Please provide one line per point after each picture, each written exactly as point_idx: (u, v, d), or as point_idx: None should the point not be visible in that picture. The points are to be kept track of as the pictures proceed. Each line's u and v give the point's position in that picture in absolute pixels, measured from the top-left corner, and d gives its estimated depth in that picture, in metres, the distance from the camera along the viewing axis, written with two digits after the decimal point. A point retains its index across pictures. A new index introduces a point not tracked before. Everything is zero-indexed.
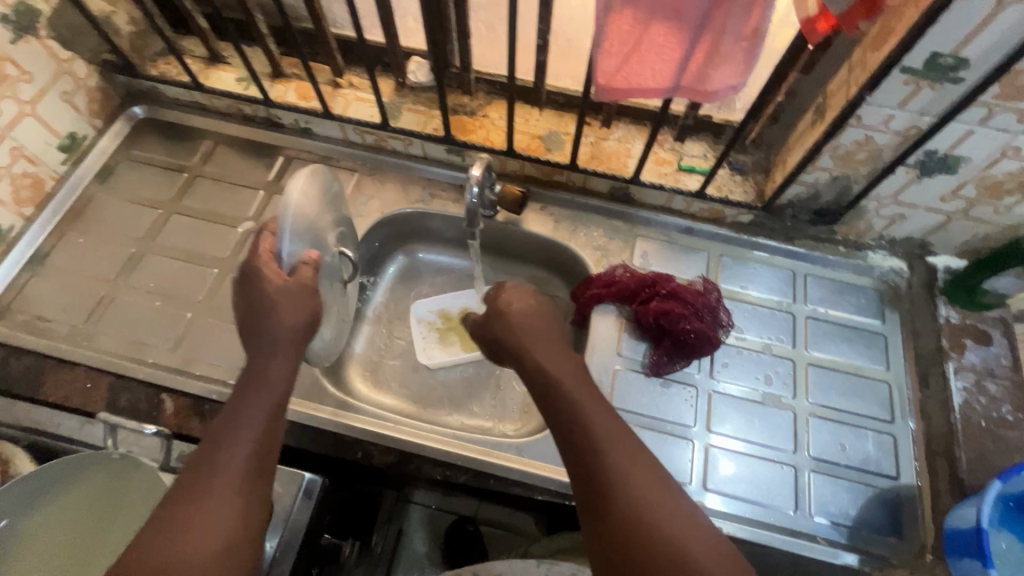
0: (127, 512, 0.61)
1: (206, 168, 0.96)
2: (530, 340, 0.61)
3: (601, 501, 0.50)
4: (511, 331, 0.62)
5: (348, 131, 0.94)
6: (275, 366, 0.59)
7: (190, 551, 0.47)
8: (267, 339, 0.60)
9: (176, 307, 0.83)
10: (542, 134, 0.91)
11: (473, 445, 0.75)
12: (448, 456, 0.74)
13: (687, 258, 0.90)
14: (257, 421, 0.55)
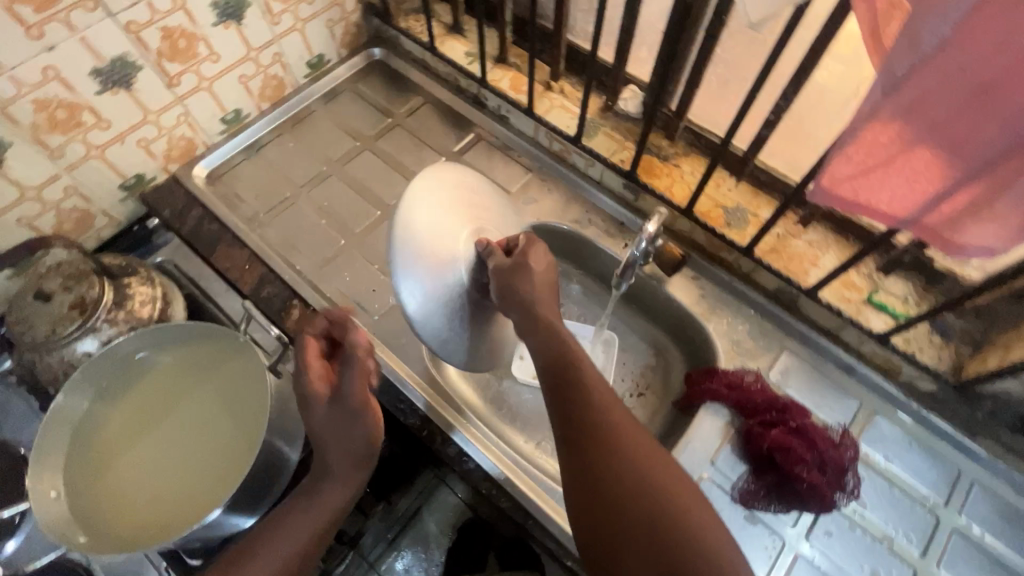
0: (222, 393, 0.71)
1: (408, 120, 1.03)
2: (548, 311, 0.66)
3: (591, 446, 0.56)
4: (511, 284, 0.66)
5: (540, 132, 0.96)
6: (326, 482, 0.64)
7: None
8: (334, 444, 0.64)
9: (335, 230, 0.91)
10: (727, 206, 0.84)
11: (527, 478, 0.72)
12: (500, 476, 0.72)
13: (832, 396, 0.78)
14: (316, 518, 0.62)
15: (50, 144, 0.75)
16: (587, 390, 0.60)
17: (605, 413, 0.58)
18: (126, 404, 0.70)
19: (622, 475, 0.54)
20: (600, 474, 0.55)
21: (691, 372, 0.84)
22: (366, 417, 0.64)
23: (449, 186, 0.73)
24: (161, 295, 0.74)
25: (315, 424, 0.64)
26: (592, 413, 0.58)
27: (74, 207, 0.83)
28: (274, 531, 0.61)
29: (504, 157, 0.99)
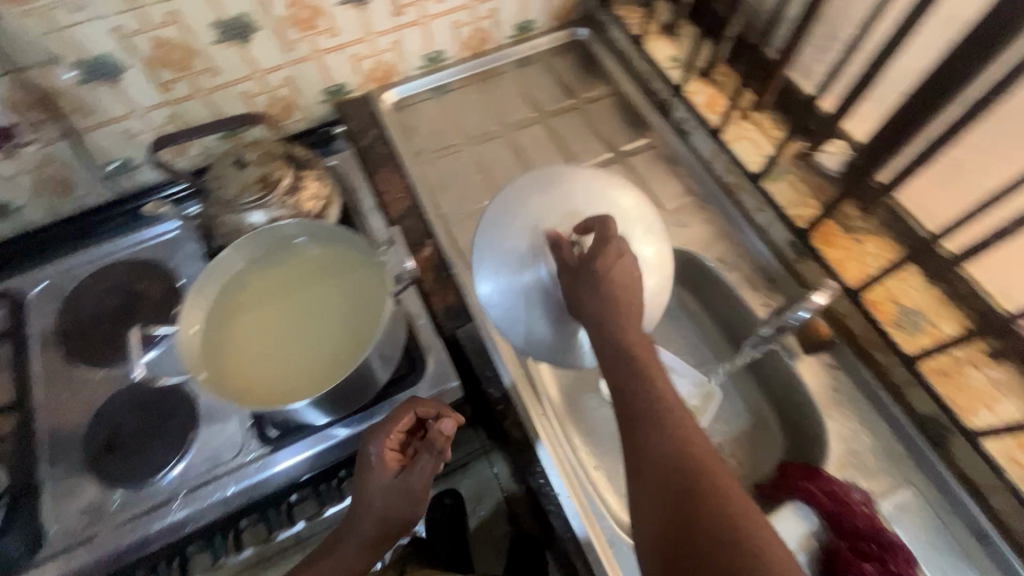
0: (343, 293, 0.75)
1: (587, 107, 1.02)
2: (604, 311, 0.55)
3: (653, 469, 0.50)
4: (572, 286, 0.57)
5: (718, 159, 0.90)
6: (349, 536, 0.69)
7: None
8: (373, 521, 0.68)
9: (485, 189, 0.93)
10: (903, 305, 0.75)
11: (581, 493, 0.70)
12: (556, 478, 0.71)
13: (949, 558, 0.67)
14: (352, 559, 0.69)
15: (287, 36, 0.84)
16: (660, 408, 0.52)
17: (655, 425, 0.51)
18: (266, 278, 0.77)
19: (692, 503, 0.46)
20: (668, 502, 0.47)
21: (789, 463, 0.76)
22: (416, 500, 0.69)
23: (526, 188, 0.64)
24: (325, 196, 0.82)
25: (360, 496, 0.68)
26: (658, 433, 0.51)
27: (284, 96, 0.93)
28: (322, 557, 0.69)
29: (670, 172, 0.94)
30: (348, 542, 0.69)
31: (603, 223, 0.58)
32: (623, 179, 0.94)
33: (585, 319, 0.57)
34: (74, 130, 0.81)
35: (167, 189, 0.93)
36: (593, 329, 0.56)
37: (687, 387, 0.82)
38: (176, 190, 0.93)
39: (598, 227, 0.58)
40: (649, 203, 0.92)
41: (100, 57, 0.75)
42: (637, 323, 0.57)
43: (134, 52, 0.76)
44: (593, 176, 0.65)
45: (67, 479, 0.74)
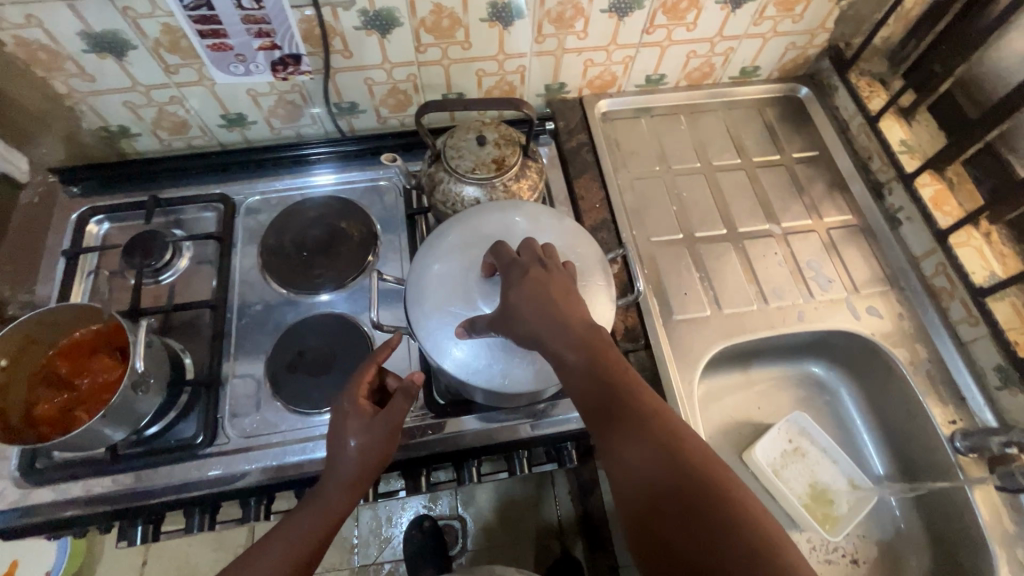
0: None
1: (794, 166, 1.00)
2: (553, 300, 0.56)
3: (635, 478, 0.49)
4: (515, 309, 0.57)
5: (932, 259, 0.86)
6: (329, 488, 0.61)
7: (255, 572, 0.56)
8: (353, 463, 0.61)
9: (679, 222, 0.93)
10: None
11: None
12: None
13: None
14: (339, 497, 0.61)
15: (544, 29, 0.86)
16: (619, 396, 0.52)
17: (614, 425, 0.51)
18: None
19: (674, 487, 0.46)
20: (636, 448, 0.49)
21: None
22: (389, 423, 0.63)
23: (461, 236, 0.70)
24: (539, 192, 0.83)
25: (337, 445, 0.62)
26: (624, 418, 0.51)
27: (511, 82, 0.96)
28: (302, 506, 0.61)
29: (871, 258, 0.91)
30: (328, 490, 0.61)
31: (564, 265, 0.63)
32: (820, 251, 0.91)
33: (552, 298, 0.57)
34: (330, 69, 0.86)
35: (312, 149, 0.97)
36: (545, 334, 0.55)
37: (839, 478, 0.83)
38: (321, 152, 0.97)
39: (542, 250, 0.63)
40: (842, 282, 0.89)
41: (384, 10, 0.78)
42: (584, 326, 0.55)
43: (413, 12, 0.79)
44: (504, 212, 0.72)
45: (248, 384, 0.80)
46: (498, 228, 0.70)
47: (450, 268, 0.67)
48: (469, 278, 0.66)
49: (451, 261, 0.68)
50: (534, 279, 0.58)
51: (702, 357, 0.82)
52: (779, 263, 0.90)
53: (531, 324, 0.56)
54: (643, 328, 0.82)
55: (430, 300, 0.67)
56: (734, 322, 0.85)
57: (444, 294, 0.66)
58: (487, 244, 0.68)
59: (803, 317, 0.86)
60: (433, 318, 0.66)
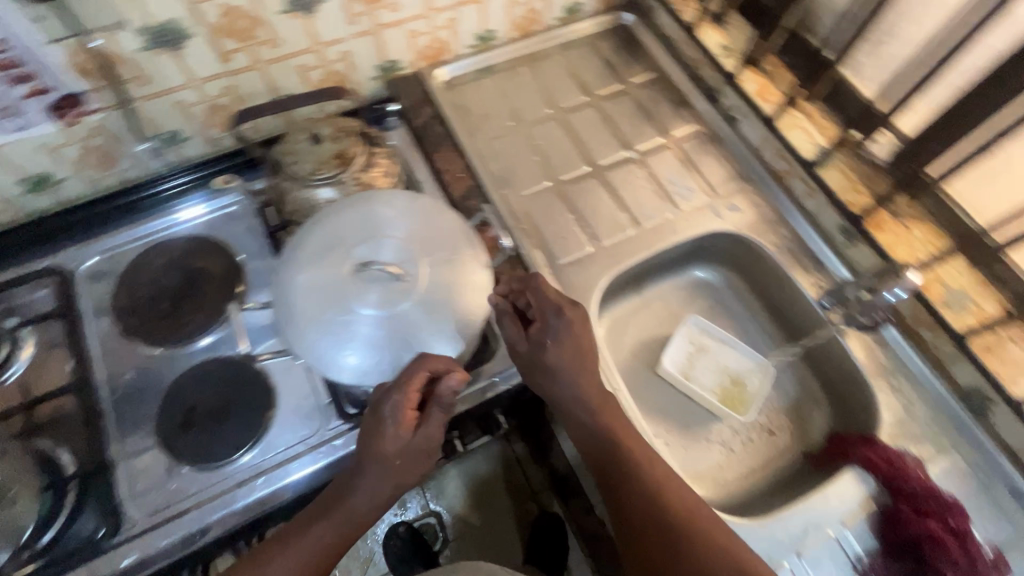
0: None
1: (636, 92, 1.04)
2: (580, 351, 0.70)
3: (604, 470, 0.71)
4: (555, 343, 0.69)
5: (769, 147, 0.94)
6: (353, 500, 0.65)
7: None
8: (388, 477, 0.64)
9: (543, 170, 0.94)
10: (952, 289, 0.81)
11: None
12: None
13: (989, 514, 0.73)
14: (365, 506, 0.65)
15: (352, 9, 0.82)
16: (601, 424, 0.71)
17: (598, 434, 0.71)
18: None
19: (630, 488, 0.68)
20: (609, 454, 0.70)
21: (844, 435, 0.81)
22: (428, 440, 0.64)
23: (314, 242, 0.66)
24: (395, 176, 0.81)
25: (374, 455, 0.63)
26: (599, 438, 0.71)
27: (339, 71, 0.91)
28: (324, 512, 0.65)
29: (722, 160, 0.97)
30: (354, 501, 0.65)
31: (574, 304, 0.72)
32: (677, 164, 0.96)
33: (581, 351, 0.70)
34: (129, 99, 0.77)
35: (166, 183, 0.89)
36: (572, 382, 0.69)
37: (748, 363, 0.89)
38: (180, 184, 0.90)
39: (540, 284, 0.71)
40: (702, 188, 0.94)
41: (167, 24, 0.71)
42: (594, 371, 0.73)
43: (201, 19, 0.73)
44: (346, 203, 0.68)
45: (141, 457, 0.73)
46: (344, 220, 0.66)
47: (323, 279, 0.64)
48: (345, 280, 0.63)
49: (315, 270, 0.64)
50: (566, 331, 0.69)
51: (595, 291, 0.85)
52: (642, 185, 0.94)
53: (557, 381, 0.70)
54: (532, 280, 0.84)
55: (319, 317, 0.63)
56: (616, 251, 0.88)
57: (331, 306, 0.63)
58: (345, 239, 0.65)
59: (675, 228, 0.91)
60: (332, 332, 0.63)
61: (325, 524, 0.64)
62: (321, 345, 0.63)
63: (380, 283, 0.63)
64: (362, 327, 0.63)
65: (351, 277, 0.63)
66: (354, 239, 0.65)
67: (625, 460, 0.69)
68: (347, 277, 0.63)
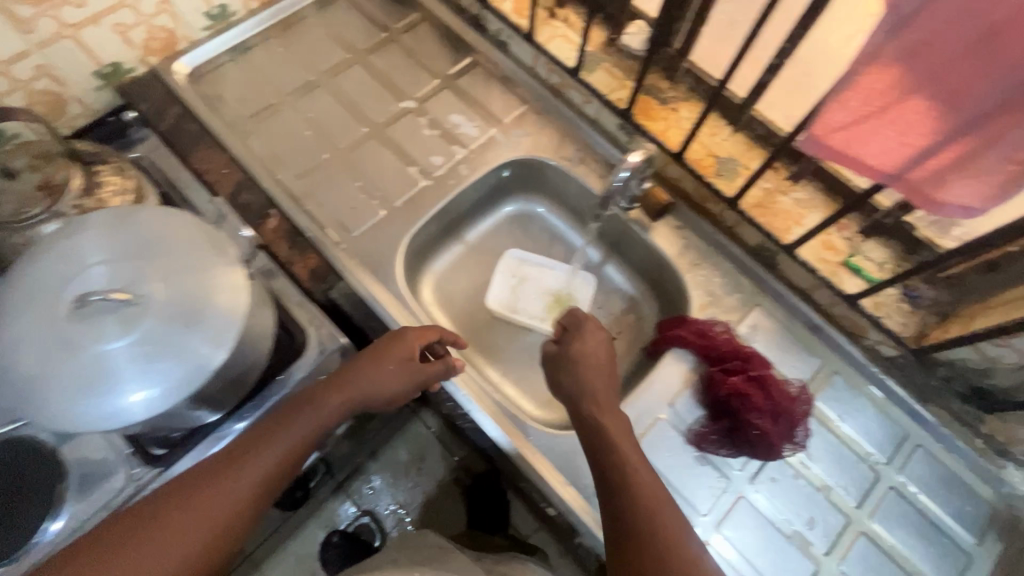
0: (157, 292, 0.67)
1: (403, 37, 0.98)
2: (589, 352, 0.73)
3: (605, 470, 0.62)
4: (578, 336, 0.75)
5: (540, 63, 0.92)
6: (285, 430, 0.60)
7: (194, 515, 0.54)
8: (353, 399, 0.64)
9: (319, 144, 0.88)
10: (720, 156, 0.83)
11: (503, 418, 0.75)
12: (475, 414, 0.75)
13: (795, 353, 0.80)
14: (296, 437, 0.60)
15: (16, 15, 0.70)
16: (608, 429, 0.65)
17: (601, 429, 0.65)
18: None
19: (631, 497, 0.59)
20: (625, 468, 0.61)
21: (676, 318, 0.81)
22: (402, 372, 0.67)
23: (19, 297, 0.57)
24: (133, 192, 0.73)
25: (342, 381, 0.65)
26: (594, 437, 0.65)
27: (45, 90, 0.79)
28: (256, 442, 0.59)
29: (502, 88, 0.95)
30: (299, 422, 0.61)
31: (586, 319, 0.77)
32: (458, 103, 0.93)
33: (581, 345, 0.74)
34: None
35: None
36: (586, 378, 0.70)
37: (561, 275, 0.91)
38: None
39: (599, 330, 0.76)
40: (487, 121, 0.92)
41: None
42: (602, 360, 0.73)
43: None
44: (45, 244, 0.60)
45: None
46: (46, 262, 0.58)
47: (43, 331, 0.55)
48: (68, 325, 0.55)
49: (28, 326, 0.55)
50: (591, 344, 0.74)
51: (399, 253, 0.82)
52: (426, 134, 0.91)
53: (573, 376, 0.71)
54: (328, 261, 0.80)
55: (52, 372, 0.54)
56: (413, 207, 0.85)
57: (62, 356, 0.55)
58: (53, 281, 0.57)
59: (468, 169, 0.89)
60: (76, 384, 0.55)
61: (282, 429, 0.60)
62: (58, 404, 0.54)
63: (109, 313, 0.56)
64: (103, 365, 0.55)
65: (73, 319, 0.55)
66: (64, 278, 0.57)
67: (610, 456, 0.63)
68: (69, 321, 0.55)
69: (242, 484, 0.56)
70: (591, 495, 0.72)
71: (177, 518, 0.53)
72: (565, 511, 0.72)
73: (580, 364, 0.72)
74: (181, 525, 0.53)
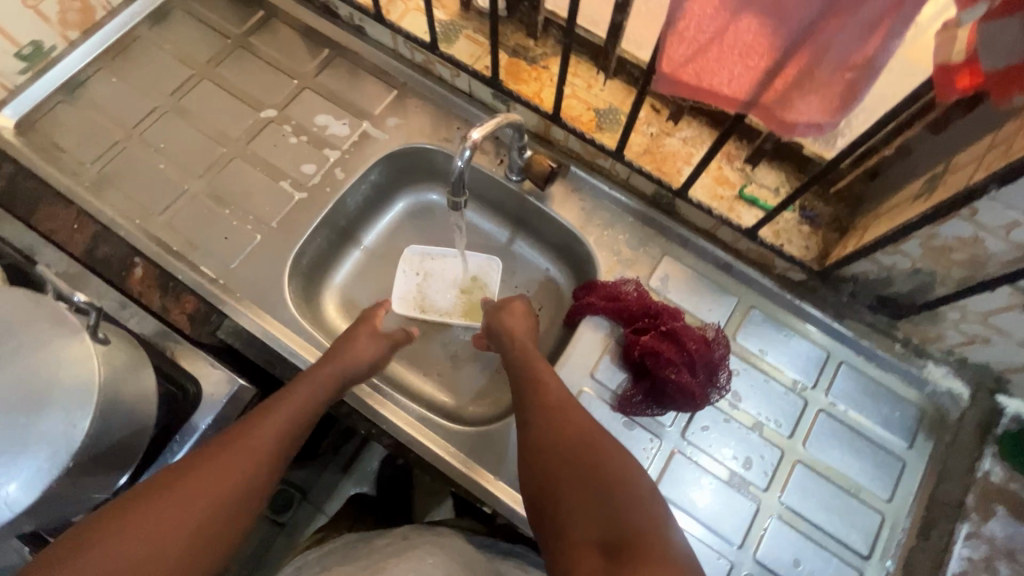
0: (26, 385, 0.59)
1: (251, 41, 0.90)
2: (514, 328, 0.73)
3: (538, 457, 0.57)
4: (504, 311, 0.76)
5: (399, 43, 0.86)
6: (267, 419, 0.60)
7: (205, 485, 0.53)
8: (346, 372, 0.68)
9: (177, 176, 0.81)
10: (600, 108, 0.78)
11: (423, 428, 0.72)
12: (396, 429, 0.72)
13: (710, 297, 0.77)
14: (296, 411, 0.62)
15: None
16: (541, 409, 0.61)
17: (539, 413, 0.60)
18: None
19: (569, 476, 0.54)
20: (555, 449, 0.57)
21: (590, 283, 0.78)
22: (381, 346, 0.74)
23: None
24: None
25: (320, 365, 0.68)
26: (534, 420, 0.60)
27: None
28: (256, 420, 0.60)
29: (366, 76, 0.88)
30: (299, 394, 0.64)
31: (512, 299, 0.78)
32: (322, 102, 0.87)
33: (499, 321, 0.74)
34: None
35: None
36: (512, 349, 0.71)
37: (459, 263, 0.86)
38: None
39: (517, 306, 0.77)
40: (357, 116, 0.86)
41: None
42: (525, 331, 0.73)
43: None
44: None
45: None
46: None
47: None
48: None
49: None
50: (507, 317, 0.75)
51: (284, 277, 0.77)
52: (293, 142, 0.84)
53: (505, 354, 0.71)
54: (208, 301, 0.74)
55: None
56: (291, 224, 0.79)
57: None
58: None
59: (343, 172, 0.83)
60: None
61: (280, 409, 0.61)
62: None
63: None
64: None
65: None
66: None
67: (571, 439, 0.56)
68: None
69: (240, 460, 0.56)
70: None
71: (158, 508, 0.50)
72: (503, 510, 0.69)
73: (516, 344, 0.71)
74: (180, 508, 0.51)
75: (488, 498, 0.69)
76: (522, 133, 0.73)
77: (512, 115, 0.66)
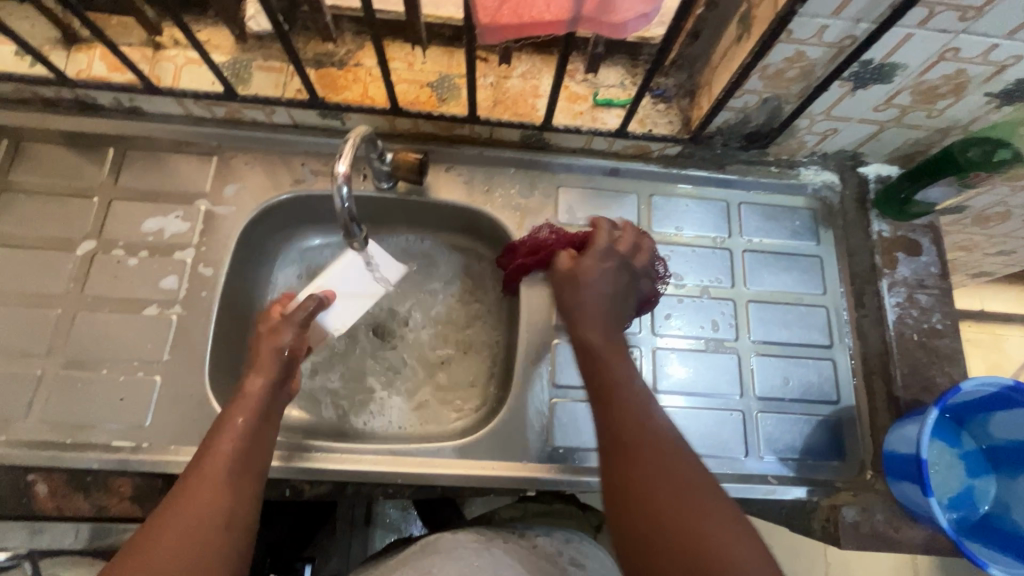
0: None
1: (13, 178, 0.75)
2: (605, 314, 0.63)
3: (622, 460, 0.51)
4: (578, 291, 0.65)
5: (189, 106, 0.75)
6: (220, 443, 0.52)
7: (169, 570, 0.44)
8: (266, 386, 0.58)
9: (18, 366, 0.67)
10: (432, 81, 0.75)
11: (427, 459, 0.69)
12: (405, 477, 0.68)
13: (615, 205, 0.81)
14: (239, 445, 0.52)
15: None
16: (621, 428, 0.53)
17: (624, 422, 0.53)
18: None
19: (660, 507, 0.48)
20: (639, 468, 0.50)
21: (510, 247, 0.77)
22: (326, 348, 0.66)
23: None
24: None
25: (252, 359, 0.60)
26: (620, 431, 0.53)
27: None
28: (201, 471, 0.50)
29: (173, 156, 0.77)
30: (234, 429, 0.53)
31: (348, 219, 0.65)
32: (140, 206, 0.75)
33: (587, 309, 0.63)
34: None
35: None
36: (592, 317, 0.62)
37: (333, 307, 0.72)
38: None
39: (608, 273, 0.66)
40: (189, 202, 0.76)
41: None
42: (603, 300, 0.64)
43: None
44: None
45: None
46: None
47: None
48: None
49: None
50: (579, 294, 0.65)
51: (210, 402, 0.68)
52: (135, 263, 0.72)
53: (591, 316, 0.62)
54: (144, 473, 0.65)
55: None
56: (185, 348, 0.70)
57: None
58: None
59: (210, 266, 0.73)
60: None
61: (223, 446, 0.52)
62: None
63: None
64: None
65: None
66: None
67: (650, 462, 0.50)
68: None
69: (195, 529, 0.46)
70: (551, 455, 0.71)
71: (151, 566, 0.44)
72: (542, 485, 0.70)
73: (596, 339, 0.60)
74: None
75: (522, 483, 0.69)
76: (375, 143, 0.69)
77: (360, 128, 0.62)
